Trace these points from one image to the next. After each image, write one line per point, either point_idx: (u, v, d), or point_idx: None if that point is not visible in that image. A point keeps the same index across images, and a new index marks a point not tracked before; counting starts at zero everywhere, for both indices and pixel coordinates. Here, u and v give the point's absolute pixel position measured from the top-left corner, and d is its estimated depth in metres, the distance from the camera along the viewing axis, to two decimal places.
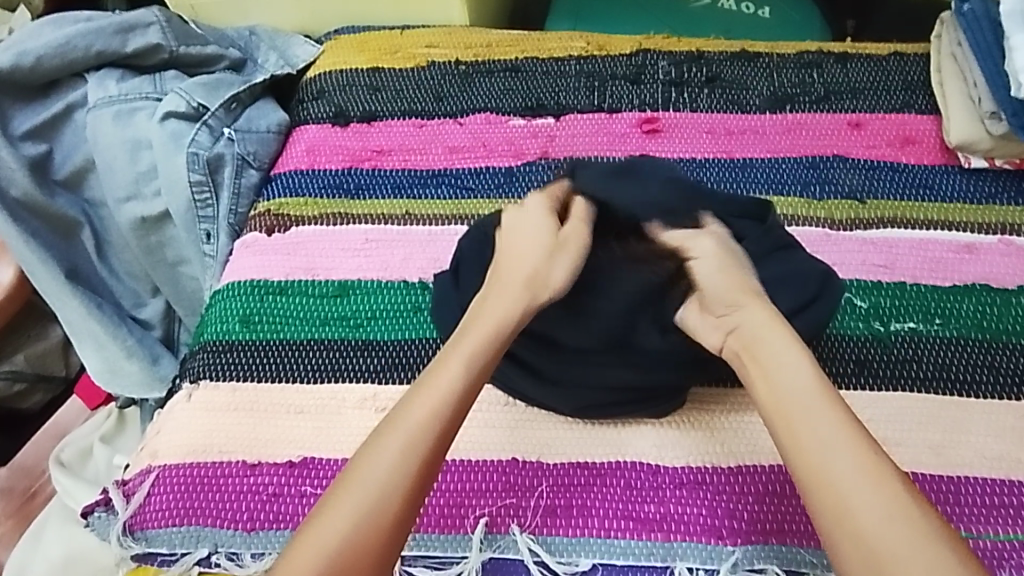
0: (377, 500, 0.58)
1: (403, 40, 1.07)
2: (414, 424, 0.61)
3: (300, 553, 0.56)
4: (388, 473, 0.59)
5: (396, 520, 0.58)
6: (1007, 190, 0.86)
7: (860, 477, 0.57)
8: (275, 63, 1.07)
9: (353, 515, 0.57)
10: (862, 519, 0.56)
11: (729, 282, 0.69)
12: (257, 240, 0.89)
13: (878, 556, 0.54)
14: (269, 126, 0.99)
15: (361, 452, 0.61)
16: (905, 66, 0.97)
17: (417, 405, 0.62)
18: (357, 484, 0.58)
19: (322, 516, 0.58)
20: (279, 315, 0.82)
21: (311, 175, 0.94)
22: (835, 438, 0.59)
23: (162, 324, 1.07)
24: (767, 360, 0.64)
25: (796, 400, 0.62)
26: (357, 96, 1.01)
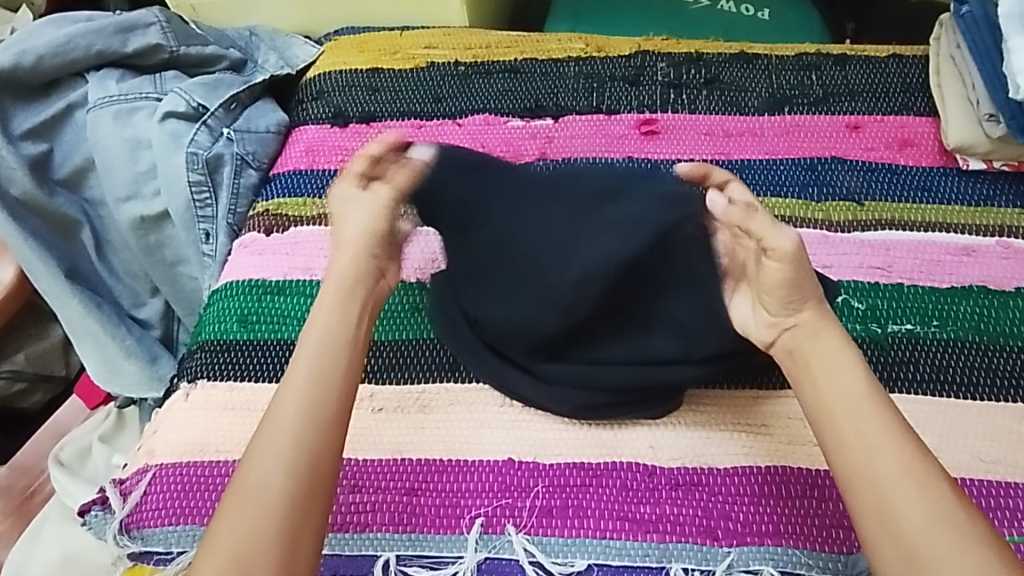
0: (274, 487, 0.60)
1: (403, 41, 1.07)
2: (294, 408, 0.64)
3: (208, 557, 0.58)
4: (282, 460, 0.61)
5: (292, 501, 0.60)
6: (1006, 192, 0.86)
7: (905, 476, 0.58)
8: (275, 63, 1.08)
9: (251, 515, 0.59)
10: (905, 517, 0.57)
11: (796, 282, 0.67)
12: (255, 240, 0.89)
13: (917, 553, 0.56)
14: (269, 126, 0.99)
15: (248, 458, 0.62)
16: (904, 68, 0.97)
17: (292, 392, 0.64)
18: (247, 488, 0.61)
19: (230, 510, 0.60)
20: (278, 315, 0.83)
21: (310, 175, 0.94)
22: (882, 441, 0.60)
23: (162, 323, 1.07)
24: (818, 361, 0.65)
25: (844, 402, 0.62)
26: (357, 96, 1.01)
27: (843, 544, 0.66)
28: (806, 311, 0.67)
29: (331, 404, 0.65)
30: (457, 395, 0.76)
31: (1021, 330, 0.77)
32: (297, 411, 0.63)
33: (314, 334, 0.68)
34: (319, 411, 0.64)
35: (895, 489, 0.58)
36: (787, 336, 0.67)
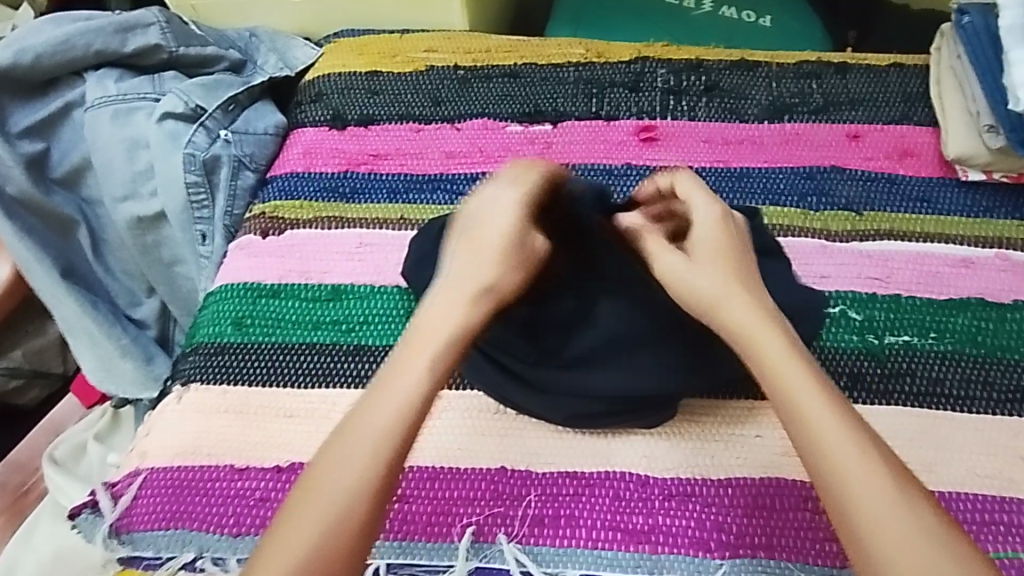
0: (349, 499, 0.58)
1: (403, 44, 1.06)
2: (381, 419, 0.61)
3: (274, 555, 0.56)
4: (356, 474, 0.59)
5: (366, 517, 0.58)
6: (1005, 205, 0.85)
7: (862, 473, 0.57)
8: (275, 65, 1.07)
9: (320, 520, 0.57)
10: (865, 515, 0.56)
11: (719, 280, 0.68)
12: (251, 242, 0.89)
13: (878, 552, 0.55)
14: (267, 128, 0.98)
15: (325, 459, 0.60)
16: (905, 78, 0.96)
17: (379, 405, 0.61)
18: (321, 488, 0.58)
19: (293, 516, 0.58)
20: (272, 318, 0.82)
21: (307, 178, 0.94)
22: (845, 437, 0.59)
23: (158, 324, 1.07)
24: (772, 362, 0.63)
25: (808, 400, 0.61)
26: (356, 99, 1.01)
27: (836, 558, 0.66)
28: (750, 313, 0.66)
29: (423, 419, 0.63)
30: (451, 401, 0.76)
31: (1018, 343, 0.77)
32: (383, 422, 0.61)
33: (417, 343, 0.65)
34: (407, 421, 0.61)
35: (856, 485, 0.57)
36: (731, 332, 0.66)
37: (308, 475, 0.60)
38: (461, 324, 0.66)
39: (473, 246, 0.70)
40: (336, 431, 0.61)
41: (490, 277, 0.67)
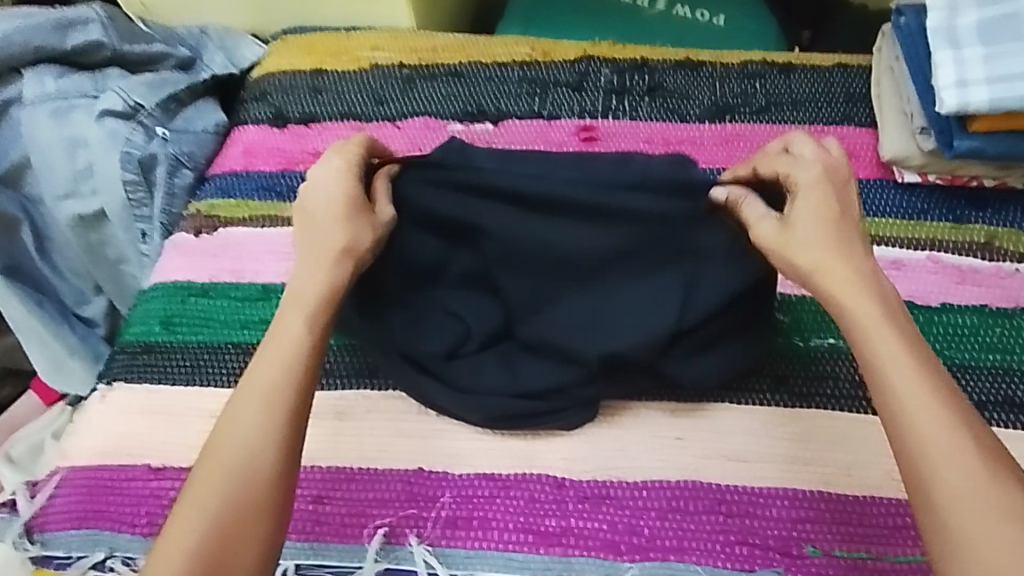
0: (252, 455, 0.62)
1: (349, 43, 1.06)
2: (269, 385, 0.64)
3: (184, 519, 0.60)
4: (257, 432, 0.63)
5: (272, 474, 0.62)
6: (939, 207, 0.85)
7: (937, 438, 0.57)
8: (221, 63, 1.07)
9: (227, 480, 0.61)
10: (960, 506, 0.55)
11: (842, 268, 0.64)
12: (186, 240, 0.89)
13: (943, 511, 0.56)
14: (207, 127, 0.98)
15: (225, 426, 0.64)
16: (848, 78, 0.96)
17: (270, 366, 0.65)
18: (225, 450, 0.62)
19: (205, 478, 0.62)
20: (200, 317, 0.82)
21: (245, 177, 0.93)
22: (945, 441, 0.57)
23: (106, 322, 1.07)
24: (860, 319, 0.62)
25: (910, 396, 0.59)
26: (300, 97, 1.01)
27: (747, 562, 0.66)
28: (862, 295, 0.63)
29: (311, 381, 0.66)
30: (374, 402, 0.75)
31: (943, 347, 0.76)
32: (270, 388, 0.64)
33: (297, 307, 0.68)
34: (294, 379, 0.65)
35: (933, 448, 0.57)
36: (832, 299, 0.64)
37: (215, 444, 0.63)
38: (336, 287, 0.69)
39: (316, 212, 0.71)
40: (235, 401, 0.65)
41: (343, 238, 0.70)
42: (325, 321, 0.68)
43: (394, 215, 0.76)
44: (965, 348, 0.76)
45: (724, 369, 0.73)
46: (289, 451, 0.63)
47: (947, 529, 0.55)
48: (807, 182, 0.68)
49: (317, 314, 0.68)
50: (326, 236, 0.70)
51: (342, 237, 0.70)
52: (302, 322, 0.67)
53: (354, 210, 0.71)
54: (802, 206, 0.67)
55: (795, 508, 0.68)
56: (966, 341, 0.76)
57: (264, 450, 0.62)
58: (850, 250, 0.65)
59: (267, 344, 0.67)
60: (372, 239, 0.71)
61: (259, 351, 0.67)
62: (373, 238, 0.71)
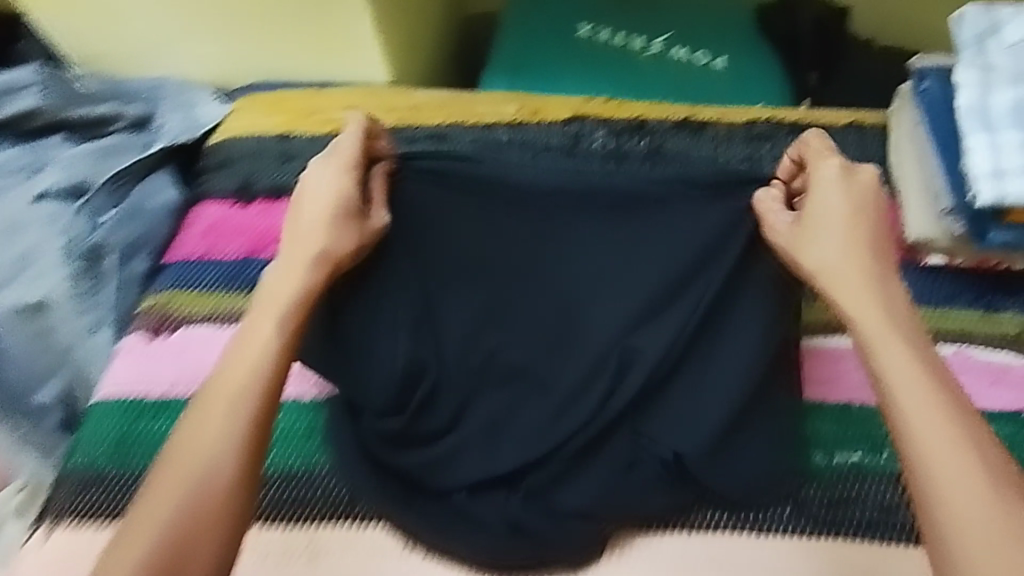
0: (209, 466, 0.56)
1: (318, 100, 0.96)
2: (234, 387, 0.59)
3: (132, 534, 0.54)
4: (217, 439, 0.57)
5: (234, 482, 0.57)
6: (967, 293, 0.78)
7: (945, 446, 0.53)
8: (177, 126, 0.97)
9: (183, 486, 0.56)
10: (960, 514, 0.51)
11: (850, 265, 0.61)
12: (138, 343, 0.81)
13: (944, 524, 0.51)
14: (160, 207, 0.89)
15: (185, 430, 0.58)
16: (865, 141, 0.88)
17: (238, 368, 0.60)
18: (184, 458, 0.57)
19: (160, 484, 0.56)
20: (154, 439, 0.75)
21: (207, 264, 0.85)
22: (942, 438, 0.53)
23: (64, 410, 0.84)
24: (872, 334, 0.58)
25: (905, 387, 0.55)
26: (265, 165, 0.91)
27: None
28: (869, 301, 0.60)
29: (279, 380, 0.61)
30: (353, 539, 0.68)
31: None
32: (235, 389, 0.59)
33: (266, 310, 0.63)
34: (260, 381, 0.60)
35: (938, 455, 0.52)
36: (834, 303, 0.61)
37: (173, 448, 0.58)
38: (309, 294, 0.64)
39: (304, 209, 0.67)
40: (194, 404, 0.60)
41: (326, 242, 0.66)
42: (298, 321, 0.63)
43: (384, 326, 0.70)
44: None
45: (733, 496, 0.67)
46: (255, 452, 0.58)
47: (950, 546, 0.50)
48: (832, 187, 0.65)
49: (289, 315, 0.63)
50: (308, 235, 0.66)
51: (326, 241, 0.66)
52: (272, 326, 0.62)
53: (344, 212, 0.67)
54: (820, 203, 0.64)
55: None
56: None
57: (225, 451, 0.57)
58: (864, 257, 0.62)
59: (236, 346, 0.62)
60: (356, 246, 0.68)
61: (227, 349, 0.62)
62: (357, 246, 0.68)
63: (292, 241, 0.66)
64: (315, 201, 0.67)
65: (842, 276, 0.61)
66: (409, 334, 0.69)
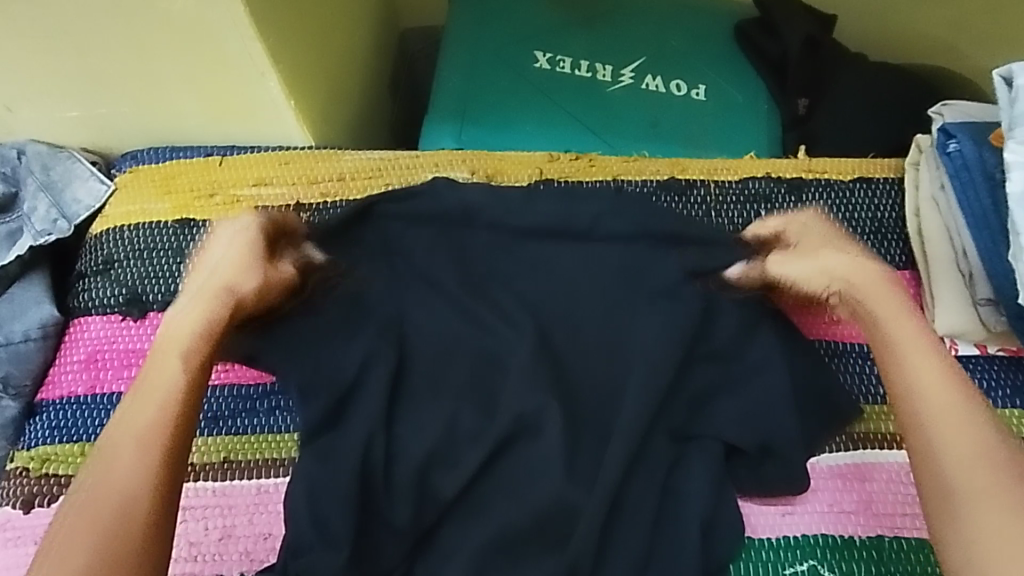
0: (124, 499, 0.49)
1: (223, 174, 0.79)
2: (141, 426, 0.53)
3: None
4: (131, 473, 0.50)
5: (147, 522, 0.49)
6: (1005, 384, 0.67)
7: (947, 419, 0.54)
8: (46, 214, 0.78)
9: (94, 526, 0.48)
10: (962, 481, 0.51)
11: (864, 267, 0.62)
12: (8, 521, 0.63)
13: (950, 493, 0.51)
14: (28, 331, 0.70)
15: (87, 474, 0.51)
16: (874, 199, 0.76)
17: (148, 396, 0.54)
18: (90, 495, 0.50)
19: (64, 535, 0.48)
20: None
21: (92, 404, 0.68)
22: (954, 417, 0.54)
23: None
24: (884, 316, 0.60)
25: (921, 360, 0.57)
26: (158, 266, 0.74)
27: None
28: (883, 288, 0.61)
29: (190, 418, 0.54)
30: None
31: None
32: (143, 423, 0.53)
33: (169, 339, 0.58)
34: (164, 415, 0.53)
35: (948, 427, 0.53)
36: (851, 282, 0.61)
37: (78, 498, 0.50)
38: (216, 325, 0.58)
39: (208, 265, 0.62)
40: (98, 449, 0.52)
41: (228, 282, 0.60)
42: (203, 357, 0.57)
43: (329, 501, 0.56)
44: None
45: None
46: (170, 490, 0.51)
47: (959, 512, 0.50)
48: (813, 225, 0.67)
49: (196, 352, 0.57)
50: (203, 286, 0.60)
51: (223, 312, 0.59)
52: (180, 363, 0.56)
53: (248, 262, 0.61)
54: (810, 230, 0.66)
55: None
56: None
57: (136, 483, 0.50)
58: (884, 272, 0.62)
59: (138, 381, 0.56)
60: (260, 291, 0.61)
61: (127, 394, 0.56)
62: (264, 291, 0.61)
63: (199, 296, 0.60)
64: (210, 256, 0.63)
65: (860, 279, 0.61)
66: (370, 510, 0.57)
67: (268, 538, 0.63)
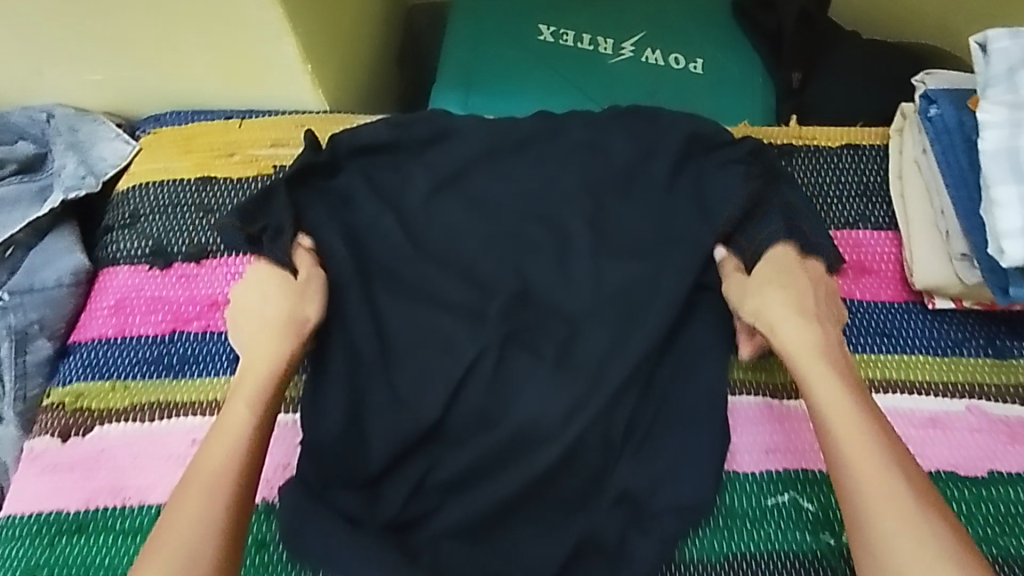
0: (204, 508, 0.53)
1: (241, 134, 0.83)
2: (222, 440, 0.57)
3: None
4: (207, 485, 0.54)
5: (222, 549, 0.52)
6: (976, 337, 0.72)
7: (877, 475, 0.52)
8: (75, 171, 0.82)
9: (176, 534, 0.52)
10: (867, 489, 0.52)
11: (793, 295, 0.64)
12: (47, 449, 0.68)
13: (878, 544, 0.50)
14: (60, 278, 0.75)
15: (177, 485, 0.55)
16: (861, 163, 0.80)
17: (226, 413, 0.59)
18: (176, 506, 0.53)
19: (153, 542, 0.52)
20: (73, 567, 0.63)
21: (120, 346, 0.72)
22: (847, 423, 0.55)
23: None
24: (786, 331, 0.62)
25: (806, 369, 0.59)
26: (181, 220, 0.78)
27: None
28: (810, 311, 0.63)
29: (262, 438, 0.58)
30: None
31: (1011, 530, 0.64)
32: (223, 443, 0.57)
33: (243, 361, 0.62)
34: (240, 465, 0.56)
35: (854, 448, 0.54)
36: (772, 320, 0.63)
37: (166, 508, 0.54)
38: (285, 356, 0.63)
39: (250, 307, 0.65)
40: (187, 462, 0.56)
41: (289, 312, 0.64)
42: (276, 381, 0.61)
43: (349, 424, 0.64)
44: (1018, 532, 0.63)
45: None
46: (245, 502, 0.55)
47: (886, 566, 0.49)
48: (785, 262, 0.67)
49: (270, 372, 0.61)
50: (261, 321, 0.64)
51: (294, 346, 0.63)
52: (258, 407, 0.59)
53: (298, 301, 0.65)
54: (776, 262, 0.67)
55: None
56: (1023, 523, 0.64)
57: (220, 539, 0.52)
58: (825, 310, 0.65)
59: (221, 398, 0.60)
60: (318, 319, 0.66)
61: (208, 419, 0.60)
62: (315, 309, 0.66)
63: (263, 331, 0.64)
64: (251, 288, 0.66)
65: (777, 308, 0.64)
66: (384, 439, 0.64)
67: (285, 469, 0.68)
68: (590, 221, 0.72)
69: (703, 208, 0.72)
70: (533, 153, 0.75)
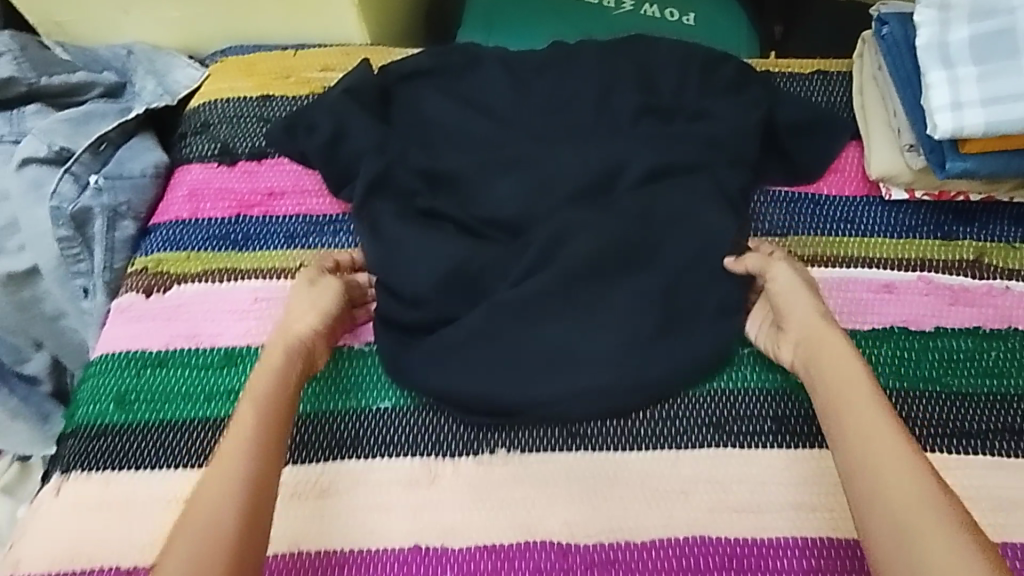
0: (216, 521, 0.58)
1: (295, 62, 0.97)
2: (238, 455, 0.62)
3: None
4: (224, 494, 0.60)
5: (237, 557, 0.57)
6: (927, 223, 0.83)
7: (901, 480, 0.57)
8: (153, 91, 0.96)
9: (194, 539, 0.57)
10: (902, 510, 0.56)
11: (816, 310, 0.71)
12: (133, 303, 0.81)
13: (905, 529, 0.55)
14: (144, 169, 0.89)
15: (194, 497, 0.60)
16: (829, 85, 0.93)
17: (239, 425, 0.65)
18: (198, 511, 0.59)
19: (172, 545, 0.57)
20: (160, 392, 0.75)
21: (194, 225, 0.85)
22: (886, 450, 0.60)
23: (52, 378, 0.98)
24: (818, 357, 0.68)
25: (846, 396, 0.64)
26: (245, 128, 0.92)
27: None
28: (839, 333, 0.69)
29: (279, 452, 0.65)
30: (361, 474, 0.71)
31: (950, 376, 0.74)
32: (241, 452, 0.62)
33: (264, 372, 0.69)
34: (254, 483, 0.61)
35: (889, 477, 0.58)
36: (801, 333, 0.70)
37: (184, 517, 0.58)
38: (295, 372, 0.71)
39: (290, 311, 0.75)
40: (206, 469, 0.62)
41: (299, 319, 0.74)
42: (288, 398, 0.68)
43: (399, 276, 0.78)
44: (958, 374, 0.74)
45: (718, 420, 0.73)
46: (248, 515, 0.59)
47: (913, 548, 0.54)
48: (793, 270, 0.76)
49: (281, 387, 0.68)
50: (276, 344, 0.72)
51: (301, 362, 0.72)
52: (280, 408, 0.67)
53: (293, 323, 0.74)
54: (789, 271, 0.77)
55: (807, 558, 0.66)
56: (963, 366, 0.75)
57: (240, 514, 0.59)
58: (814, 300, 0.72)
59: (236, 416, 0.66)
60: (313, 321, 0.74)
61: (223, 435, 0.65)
62: (316, 313, 0.75)
63: (272, 360, 0.70)
64: (296, 310, 0.75)
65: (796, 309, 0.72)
66: (424, 288, 0.76)
67: None
68: (593, 122, 0.85)
69: (687, 115, 0.86)
70: (547, 72, 0.89)
